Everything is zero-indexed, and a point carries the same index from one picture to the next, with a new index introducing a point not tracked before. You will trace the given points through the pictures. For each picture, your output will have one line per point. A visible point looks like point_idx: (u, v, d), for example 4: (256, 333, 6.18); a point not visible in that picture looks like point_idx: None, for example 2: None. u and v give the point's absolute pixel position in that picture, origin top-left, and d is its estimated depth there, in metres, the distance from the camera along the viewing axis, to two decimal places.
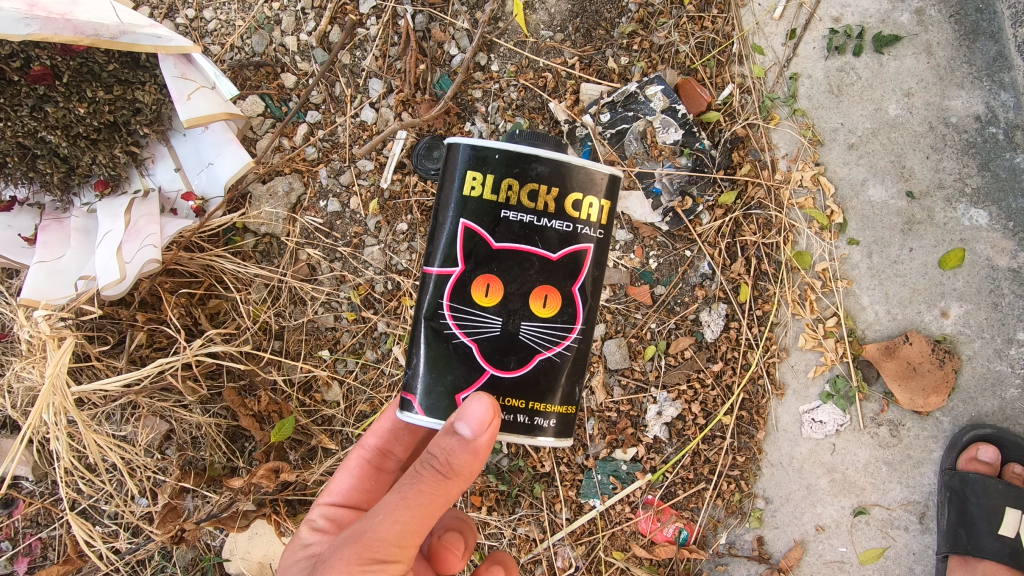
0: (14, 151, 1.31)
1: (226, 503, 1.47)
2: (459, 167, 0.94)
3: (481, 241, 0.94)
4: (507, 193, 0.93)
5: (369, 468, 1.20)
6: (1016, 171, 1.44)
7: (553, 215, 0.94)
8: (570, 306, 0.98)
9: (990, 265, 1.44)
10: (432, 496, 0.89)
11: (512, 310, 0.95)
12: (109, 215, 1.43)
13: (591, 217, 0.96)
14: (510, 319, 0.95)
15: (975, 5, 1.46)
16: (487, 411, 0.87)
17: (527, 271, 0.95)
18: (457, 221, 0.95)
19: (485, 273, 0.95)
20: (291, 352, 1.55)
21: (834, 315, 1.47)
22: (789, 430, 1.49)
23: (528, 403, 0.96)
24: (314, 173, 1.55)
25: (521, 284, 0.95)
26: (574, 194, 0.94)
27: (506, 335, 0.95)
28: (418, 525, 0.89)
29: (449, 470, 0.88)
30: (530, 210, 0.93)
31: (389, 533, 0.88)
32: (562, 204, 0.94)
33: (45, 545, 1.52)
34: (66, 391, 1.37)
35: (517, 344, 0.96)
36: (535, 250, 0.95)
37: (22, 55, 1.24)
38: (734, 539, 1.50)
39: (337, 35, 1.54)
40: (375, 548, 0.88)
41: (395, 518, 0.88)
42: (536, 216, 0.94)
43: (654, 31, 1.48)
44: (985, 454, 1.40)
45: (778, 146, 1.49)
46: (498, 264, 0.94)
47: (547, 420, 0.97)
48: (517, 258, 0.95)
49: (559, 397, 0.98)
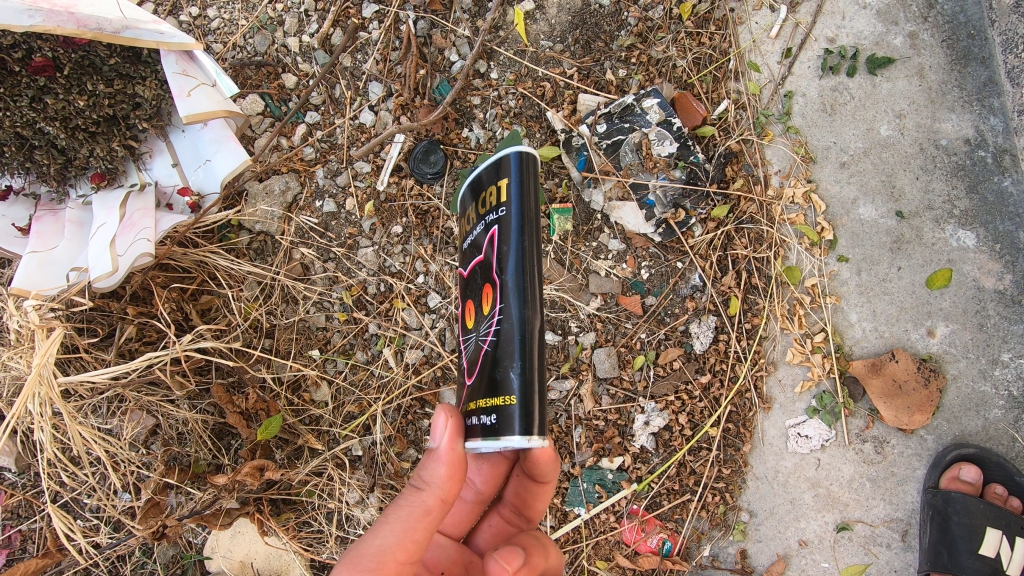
0: (12, 141, 1.32)
1: (209, 501, 1.46)
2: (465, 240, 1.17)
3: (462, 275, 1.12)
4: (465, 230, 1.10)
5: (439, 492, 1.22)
6: (1003, 195, 1.46)
7: (476, 225, 1.04)
8: (495, 293, 0.97)
9: (977, 286, 1.46)
10: (407, 513, 0.95)
11: (475, 320, 1.03)
12: (104, 208, 1.43)
13: (495, 205, 0.99)
14: (474, 328, 1.02)
15: (966, 31, 1.49)
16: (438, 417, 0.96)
17: (478, 280, 1.03)
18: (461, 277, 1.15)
19: (465, 300, 1.07)
20: (281, 351, 1.54)
21: (822, 330, 1.48)
22: (775, 444, 1.49)
23: (477, 402, 0.96)
24: (311, 173, 1.56)
25: (478, 293, 1.03)
26: (483, 195, 1.03)
27: (478, 343, 1.01)
28: (397, 541, 0.93)
29: (423, 482, 0.97)
30: (470, 234, 1.06)
31: (370, 544, 0.93)
32: (479, 211, 1.03)
33: (25, 538, 1.50)
34: (53, 381, 1.36)
35: (478, 344, 1.00)
36: (476, 260, 1.04)
37: (23, 46, 1.25)
38: (717, 552, 1.50)
39: (339, 38, 1.56)
40: (355, 562, 0.92)
41: (375, 531, 0.95)
42: (472, 234, 1.05)
43: (652, 45, 1.51)
44: (968, 474, 1.41)
45: (771, 162, 1.51)
46: (466, 287, 1.08)
47: (489, 416, 0.92)
48: (473, 275, 1.05)
49: (495, 390, 0.93)
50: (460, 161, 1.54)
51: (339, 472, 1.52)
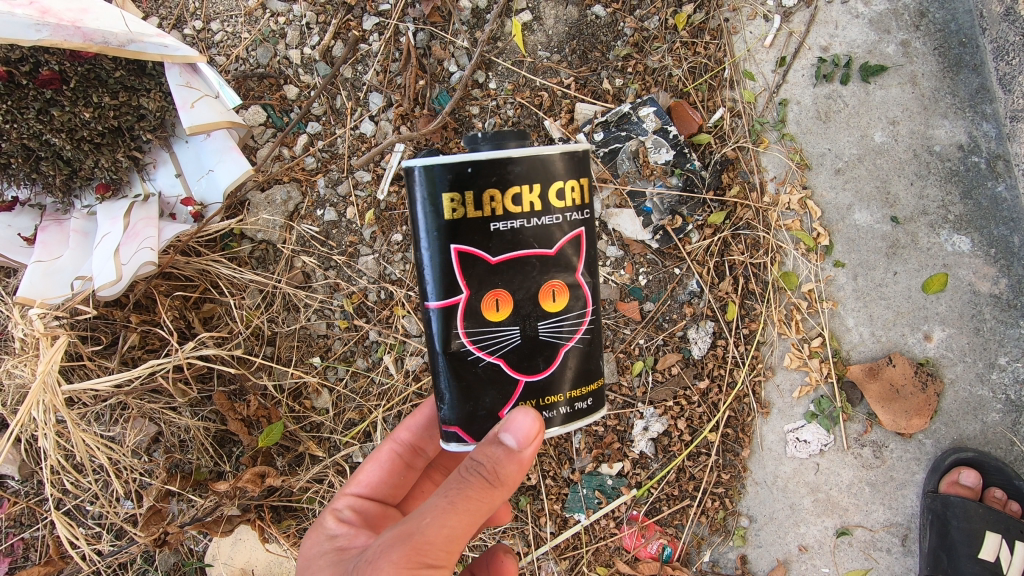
0: (19, 152, 1.34)
1: (210, 508, 1.46)
2: (436, 197, 0.90)
3: (477, 260, 0.93)
4: (490, 205, 0.91)
5: (398, 463, 1.20)
6: (997, 200, 1.48)
7: (540, 213, 0.94)
8: (578, 292, 1.00)
9: (972, 290, 1.47)
10: (472, 509, 0.87)
11: (527, 315, 0.96)
12: (108, 217, 1.46)
13: (575, 202, 0.96)
14: (527, 323, 0.96)
15: (958, 39, 1.51)
16: (533, 425, 0.89)
17: (528, 274, 0.95)
18: (448, 248, 0.92)
19: (492, 288, 0.94)
20: (282, 358, 1.55)
21: (819, 335, 1.49)
22: (773, 449, 1.50)
23: (564, 394, 0.99)
24: (312, 183, 1.58)
25: (528, 289, 0.96)
26: (553, 185, 0.93)
27: (528, 340, 0.96)
28: (463, 532, 0.87)
29: (496, 479, 0.88)
30: (517, 217, 0.92)
31: (434, 536, 0.85)
32: (543, 198, 0.93)
33: (28, 545, 1.51)
34: (57, 388, 1.38)
35: (539, 341, 0.97)
36: (532, 251, 0.95)
37: (31, 60, 1.29)
38: (718, 558, 1.50)
39: (339, 49, 1.59)
40: (425, 552, 0.84)
41: (443, 522, 0.85)
42: (523, 220, 0.93)
43: (648, 54, 1.53)
44: (967, 478, 1.41)
45: (766, 169, 1.52)
46: (502, 278, 0.94)
47: (584, 402, 1.01)
48: (517, 266, 0.94)
49: (588, 379, 1.02)
50: None
51: (340, 479, 1.53)
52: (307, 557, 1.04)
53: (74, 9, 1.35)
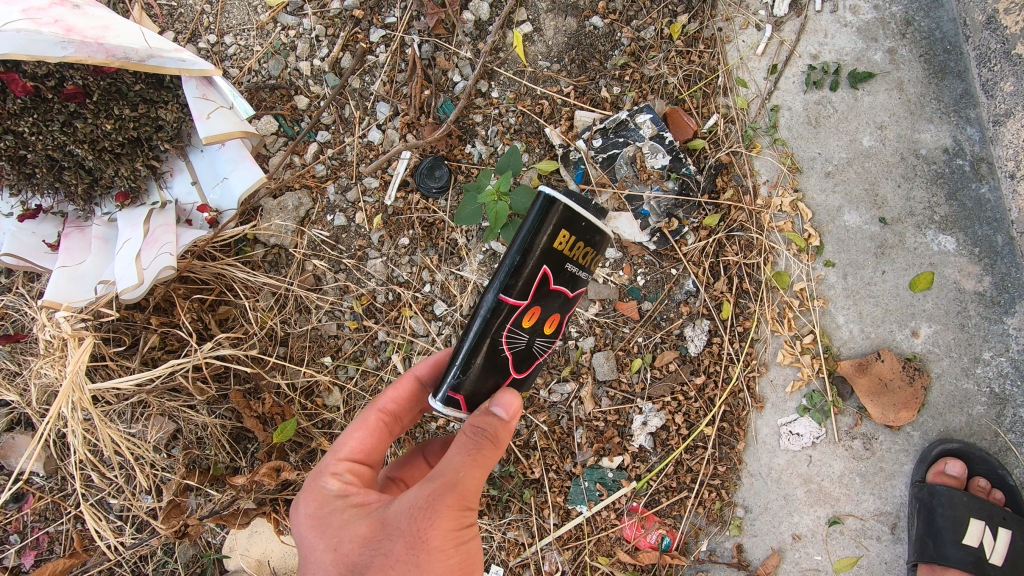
0: (44, 163, 1.41)
1: (227, 501, 1.54)
2: (552, 228, 0.99)
3: (543, 280, 1.00)
4: (576, 250, 1.00)
5: (383, 430, 1.17)
6: (981, 201, 1.53)
7: (587, 273, 1.04)
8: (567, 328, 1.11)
9: (958, 288, 1.53)
10: (486, 462, 0.99)
11: (537, 333, 1.04)
12: (129, 224, 1.52)
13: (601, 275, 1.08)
14: (534, 339, 1.04)
15: (943, 46, 1.57)
16: (519, 404, 1.02)
17: (555, 308, 1.04)
18: (535, 265, 1.00)
19: (536, 304, 1.02)
20: (295, 358, 1.62)
21: (811, 332, 1.55)
22: (768, 442, 1.55)
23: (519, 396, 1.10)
24: (322, 190, 1.65)
25: (548, 318, 1.04)
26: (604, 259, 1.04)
27: (529, 352, 1.05)
28: (481, 480, 1.01)
29: (497, 438, 1.00)
30: (580, 266, 1.02)
31: (469, 483, 0.98)
32: (595, 265, 1.04)
33: (52, 539, 1.57)
34: (84, 387, 1.44)
35: (532, 352, 1.06)
36: (569, 294, 1.04)
37: (56, 75, 1.35)
38: (715, 547, 1.55)
39: (348, 61, 1.65)
40: (467, 495, 0.98)
41: (471, 474, 0.98)
42: (580, 271, 1.03)
43: (645, 63, 1.59)
44: (952, 468, 1.46)
45: (759, 173, 1.58)
46: (546, 302, 1.02)
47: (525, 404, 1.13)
48: (554, 294, 1.03)
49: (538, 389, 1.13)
50: (464, 176, 1.62)
51: None
52: (317, 523, 1.05)
53: (97, 26, 1.40)
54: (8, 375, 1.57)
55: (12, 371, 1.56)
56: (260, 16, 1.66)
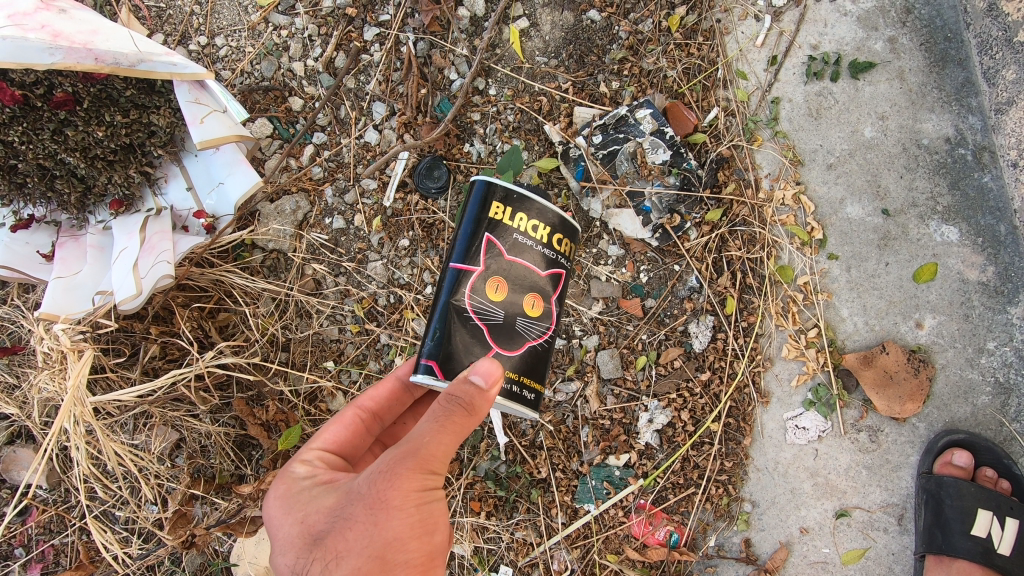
0: (35, 172, 1.38)
1: (234, 510, 1.53)
2: (485, 198, 1.09)
3: (496, 250, 1.08)
4: (520, 223, 1.09)
5: (360, 425, 1.22)
6: (984, 190, 1.53)
7: (545, 244, 1.10)
8: (548, 315, 1.13)
9: (961, 278, 1.52)
10: (461, 430, 0.96)
11: (510, 306, 1.08)
12: (123, 232, 1.49)
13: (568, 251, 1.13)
14: (509, 313, 1.08)
15: (943, 34, 1.56)
16: (496, 367, 0.98)
17: (522, 281, 1.09)
18: (480, 233, 1.08)
19: (493, 276, 1.08)
20: (297, 363, 1.60)
21: (815, 326, 1.55)
22: (774, 436, 1.56)
23: (519, 376, 1.07)
24: (320, 192, 1.63)
25: (520, 289, 1.09)
26: (560, 233, 1.12)
27: (507, 322, 1.07)
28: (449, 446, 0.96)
29: (471, 408, 0.96)
30: (533, 238, 1.09)
31: (435, 449, 0.94)
32: (549, 237, 1.10)
33: (58, 551, 1.55)
34: (86, 401, 1.43)
35: (514, 329, 1.08)
36: (530, 267, 1.09)
37: (45, 82, 1.32)
38: (723, 542, 1.56)
39: (342, 60, 1.63)
40: (430, 460, 0.94)
41: (438, 433, 0.94)
42: (536, 243, 1.10)
43: (643, 57, 1.57)
44: (960, 459, 1.47)
45: (761, 166, 1.57)
46: (506, 271, 1.08)
47: (527, 394, 1.09)
48: (523, 271, 1.09)
49: (536, 376, 1.10)
50: (463, 176, 1.60)
51: None
52: (289, 497, 1.05)
53: (85, 32, 1.38)
54: (8, 388, 1.55)
55: (11, 384, 1.54)
56: (251, 16, 1.63)
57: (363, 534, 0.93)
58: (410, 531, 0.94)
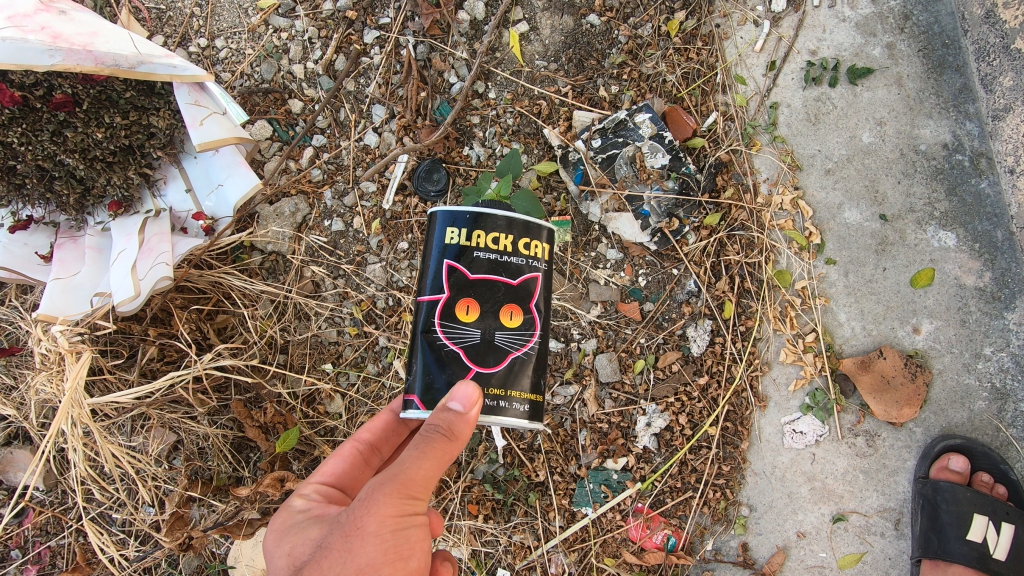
0: (34, 173, 1.38)
1: (231, 512, 1.52)
2: (438, 225, 1.08)
3: (458, 273, 1.06)
4: (477, 240, 1.06)
5: (359, 458, 1.20)
6: (981, 196, 1.53)
7: (510, 253, 1.07)
8: (531, 319, 1.09)
9: (958, 283, 1.53)
10: (442, 456, 0.97)
11: (487, 321, 1.06)
12: (122, 234, 1.49)
13: (540, 253, 1.10)
14: (486, 329, 1.05)
15: (941, 41, 1.56)
16: (474, 390, 0.99)
17: (495, 295, 1.07)
18: (439, 260, 1.07)
19: (463, 297, 1.06)
20: (295, 365, 1.60)
21: (813, 331, 1.55)
22: (771, 441, 1.56)
23: (505, 389, 1.04)
24: (319, 195, 1.63)
25: (493, 304, 1.06)
26: (526, 236, 1.08)
27: (486, 341, 1.05)
28: (432, 474, 0.97)
29: (452, 433, 0.97)
30: (495, 251, 1.06)
31: (415, 474, 0.95)
32: (514, 243, 1.07)
33: (55, 553, 1.55)
34: (83, 402, 1.42)
35: (494, 345, 1.06)
36: (498, 279, 1.07)
37: (45, 84, 1.32)
38: (720, 546, 1.56)
39: (342, 63, 1.63)
40: (410, 485, 0.95)
41: (419, 460, 0.95)
42: (499, 254, 1.06)
43: (642, 61, 1.58)
44: (956, 464, 1.48)
45: (759, 171, 1.58)
46: (474, 290, 1.06)
47: (520, 404, 1.05)
48: (490, 286, 1.06)
49: (529, 386, 1.07)
50: (462, 179, 1.60)
51: None
52: (282, 530, 1.05)
53: (85, 34, 1.38)
54: (5, 389, 1.55)
55: (8, 385, 1.54)
56: (252, 18, 1.64)
57: (337, 562, 0.92)
58: (384, 557, 0.92)
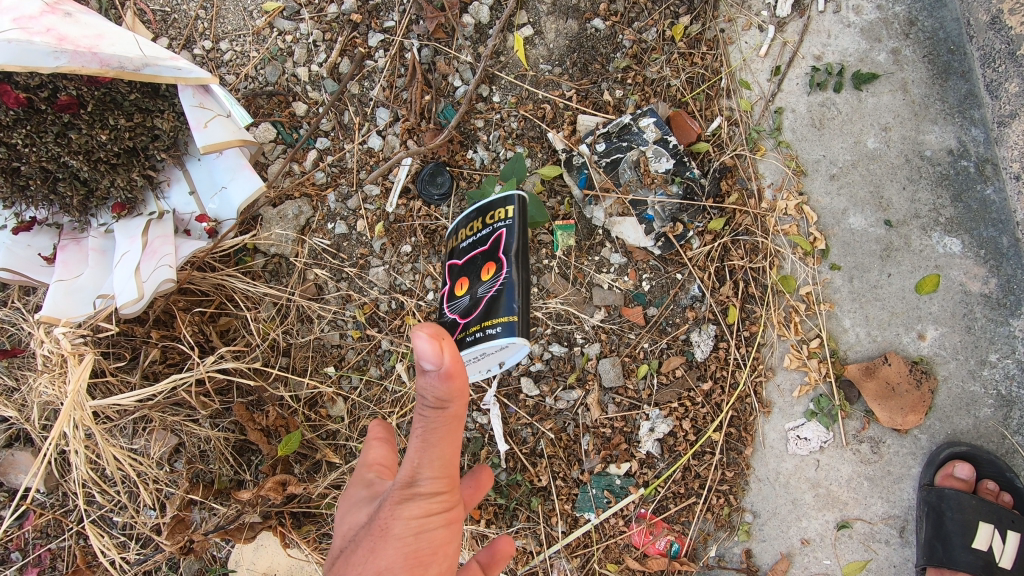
0: (38, 174, 1.38)
1: (233, 516, 1.48)
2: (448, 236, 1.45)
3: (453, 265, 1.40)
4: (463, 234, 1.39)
5: None
6: (986, 202, 1.53)
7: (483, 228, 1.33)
8: (499, 267, 1.27)
9: (964, 290, 1.52)
10: (444, 436, 0.92)
11: (472, 290, 1.32)
12: (125, 235, 1.49)
13: (505, 213, 1.30)
14: (473, 294, 1.31)
15: (946, 47, 1.56)
16: (434, 342, 0.84)
17: (477, 264, 1.33)
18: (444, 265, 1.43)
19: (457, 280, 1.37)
20: (297, 368, 1.60)
21: (817, 336, 1.55)
22: (775, 447, 1.55)
23: (481, 324, 1.26)
24: (322, 198, 1.63)
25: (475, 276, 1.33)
26: (490, 210, 1.33)
27: (473, 301, 1.31)
28: (440, 459, 0.93)
29: (441, 402, 0.90)
30: (473, 233, 1.36)
31: (424, 465, 0.92)
32: (483, 220, 1.33)
33: (54, 556, 1.54)
34: (85, 405, 1.42)
35: (476, 300, 1.29)
36: (479, 250, 1.33)
37: (50, 86, 1.32)
38: (724, 552, 1.55)
39: (346, 66, 1.63)
40: (422, 479, 0.92)
41: (421, 449, 0.92)
42: (477, 234, 1.34)
43: (647, 65, 1.58)
44: (962, 472, 1.46)
45: (764, 176, 1.58)
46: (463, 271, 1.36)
47: (495, 328, 1.23)
48: (475, 259, 1.34)
49: (501, 311, 1.24)
50: (465, 182, 1.60)
51: None
52: None
53: (90, 36, 1.38)
54: (6, 390, 1.54)
55: (10, 387, 1.54)
56: (256, 21, 1.64)
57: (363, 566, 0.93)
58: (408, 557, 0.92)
